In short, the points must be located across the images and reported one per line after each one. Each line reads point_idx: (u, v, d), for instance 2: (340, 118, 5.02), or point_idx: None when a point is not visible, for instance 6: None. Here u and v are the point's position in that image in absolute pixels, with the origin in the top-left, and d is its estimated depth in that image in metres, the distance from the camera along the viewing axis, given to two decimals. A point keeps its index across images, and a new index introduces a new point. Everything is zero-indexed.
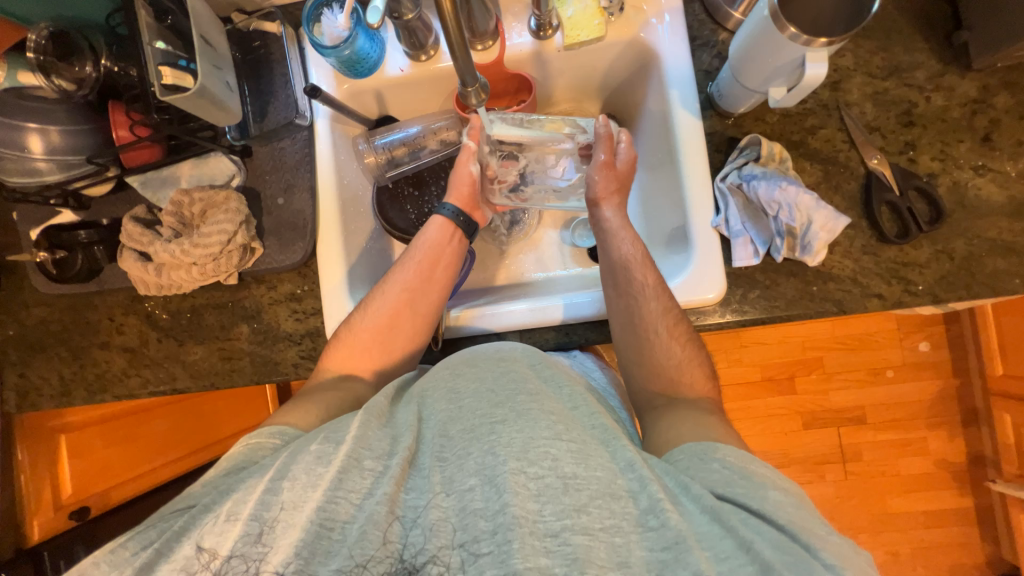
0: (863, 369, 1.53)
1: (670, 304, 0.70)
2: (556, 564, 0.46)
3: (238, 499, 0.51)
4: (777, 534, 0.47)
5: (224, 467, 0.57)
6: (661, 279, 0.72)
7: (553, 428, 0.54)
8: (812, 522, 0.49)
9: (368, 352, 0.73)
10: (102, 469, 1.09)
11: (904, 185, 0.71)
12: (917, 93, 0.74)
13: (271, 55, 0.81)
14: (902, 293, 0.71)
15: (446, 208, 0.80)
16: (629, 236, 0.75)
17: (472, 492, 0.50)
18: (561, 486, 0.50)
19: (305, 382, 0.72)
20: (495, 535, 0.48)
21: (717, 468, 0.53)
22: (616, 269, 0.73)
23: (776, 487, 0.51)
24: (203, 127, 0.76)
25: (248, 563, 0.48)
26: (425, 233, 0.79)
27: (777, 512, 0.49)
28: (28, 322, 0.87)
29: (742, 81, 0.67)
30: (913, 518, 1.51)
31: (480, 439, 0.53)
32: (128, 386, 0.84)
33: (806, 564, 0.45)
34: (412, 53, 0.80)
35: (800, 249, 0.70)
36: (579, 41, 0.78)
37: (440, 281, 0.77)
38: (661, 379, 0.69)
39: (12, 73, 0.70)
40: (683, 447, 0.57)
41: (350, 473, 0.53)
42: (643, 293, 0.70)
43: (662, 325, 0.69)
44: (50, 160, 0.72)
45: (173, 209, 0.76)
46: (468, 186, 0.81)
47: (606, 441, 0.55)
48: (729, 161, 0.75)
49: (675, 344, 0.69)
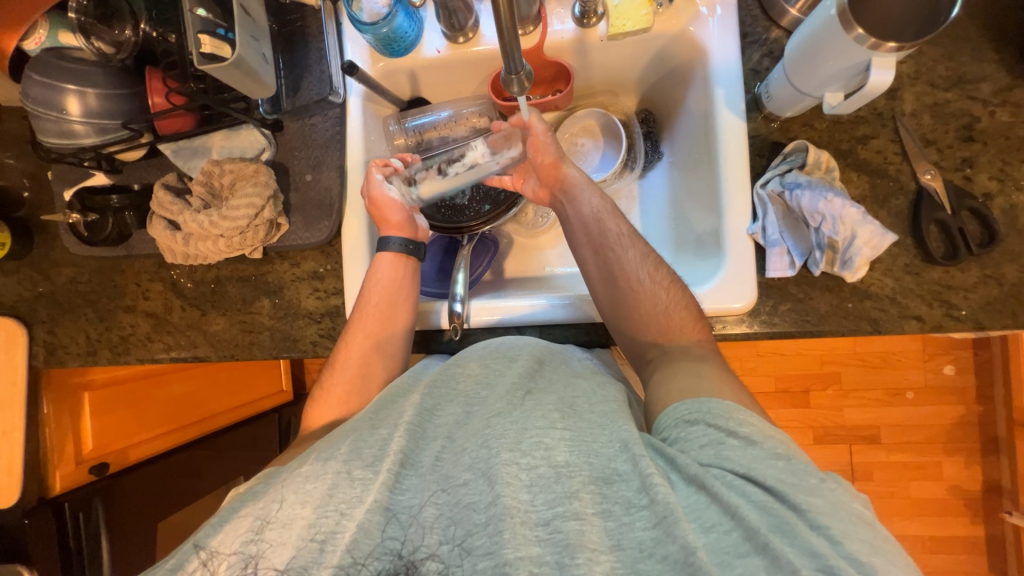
0: (882, 388, 1.49)
1: (647, 249, 0.73)
2: (547, 552, 0.48)
3: (245, 511, 0.54)
4: (763, 495, 0.49)
5: (240, 497, 0.57)
6: (633, 228, 0.74)
7: (548, 417, 0.57)
8: (804, 476, 0.50)
9: (345, 384, 0.73)
10: (119, 429, 1.12)
11: (957, 204, 0.67)
12: (980, 106, 0.69)
13: (307, 28, 0.80)
14: (943, 317, 0.68)
15: (389, 242, 0.76)
16: (597, 188, 0.77)
17: (467, 486, 0.52)
18: (552, 475, 0.52)
19: (333, 365, 0.74)
20: (488, 527, 0.49)
21: (701, 430, 0.55)
22: (588, 226, 0.74)
23: (767, 437, 0.54)
24: (236, 98, 0.76)
25: (246, 563, 0.50)
26: (376, 271, 0.76)
27: (764, 472, 0.50)
28: (58, 281, 0.89)
29: (795, 83, 0.63)
30: (919, 543, 1.49)
31: (476, 435, 0.55)
32: (151, 350, 0.86)
33: (794, 528, 0.46)
34: (451, 34, 0.78)
35: (840, 263, 0.67)
36: (624, 31, 0.75)
37: (399, 320, 0.75)
38: (650, 329, 0.69)
39: (54, 33, 0.71)
40: (669, 410, 0.59)
41: (341, 484, 0.53)
42: (619, 243, 0.72)
43: (642, 271, 0.71)
44: (85, 123, 0.71)
45: (204, 179, 0.76)
46: (394, 213, 0.77)
47: (605, 424, 0.57)
48: (771, 167, 0.72)
49: (660, 289, 0.70)
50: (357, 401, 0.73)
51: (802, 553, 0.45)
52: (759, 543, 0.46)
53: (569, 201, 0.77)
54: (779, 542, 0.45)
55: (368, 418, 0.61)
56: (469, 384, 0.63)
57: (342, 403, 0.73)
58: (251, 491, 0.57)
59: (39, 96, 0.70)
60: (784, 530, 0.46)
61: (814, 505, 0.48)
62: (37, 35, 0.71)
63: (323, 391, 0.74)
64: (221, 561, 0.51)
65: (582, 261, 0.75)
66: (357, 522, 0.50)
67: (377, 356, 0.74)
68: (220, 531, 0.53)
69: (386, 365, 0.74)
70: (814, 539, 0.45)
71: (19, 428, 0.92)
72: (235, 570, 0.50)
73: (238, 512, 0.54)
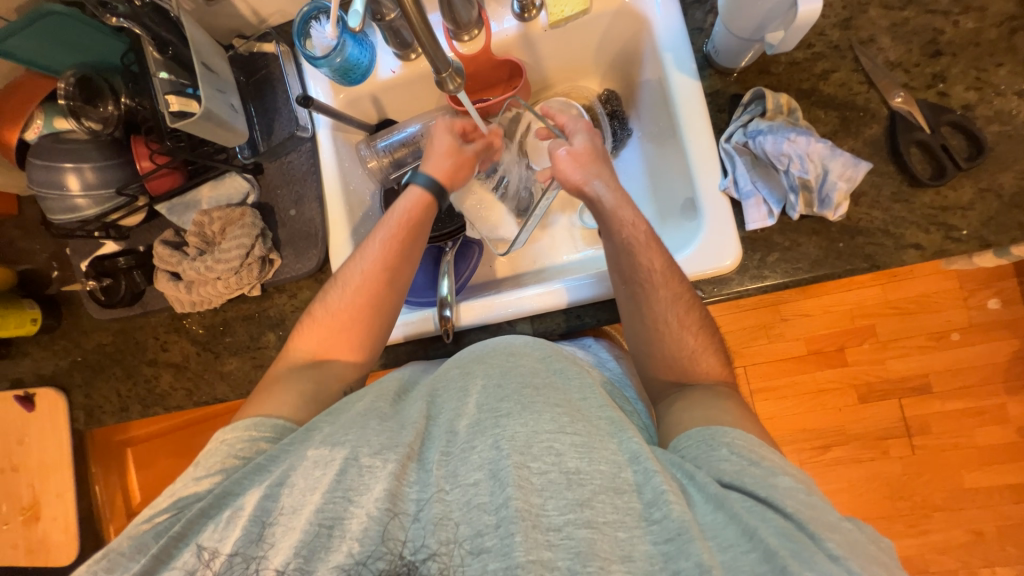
0: (923, 333, 1.40)
1: (681, 290, 0.66)
2: (559, 558, 0.46)
3: (247, 496, 0.52)
4: (785, 522, 0.46)
5: (244, 469, 0.54)
6: (669, 262, 0.67)
7: (558, 421, 0.53)
8: (824, 512, 0.47)
9: (343, 331, 0.70)
10: (164, 478, 1.23)
11: (934, 122, 0.65)
12: (942, 18, 0.67)
13: (272, 75, 0.85)
14: (944, 241, 0.64)
15: (420, 178, 0.76)
16: (630, 216, 0.70)
17: (477, 487, 0.50)
18: (563, 481, 0.50)
19: (330, 287, 0.73)
20: (500, 529, 0.47)
21: (726, 455, 0.52)
22: (619, 259, 0.69)
23: (787, 472, 0.50)
24: (216, 150, 0.82)
25: (248, 562, 0.48)
26: (402, 203, 0.75)
27: (785, 499, 0.47)
28: (88, 346, 0.95)
29: (734, 33, 0.64)
30: (996, 494, 1.37)
31: (485, 432, 0.53)
32: (176, 399, 0.91)
33: (812, 553, 0.43)
34: (402, 53, 0.82)
35: (818, 203, 0.65)
36: (564, 16, 0.77)
37: (411, 263, 0.74)
38: (675, 368, 0.66)
39: (49, 120, 0.78)
40: (691, 431, 0.56)
41: (349, 471, 0.52)
42: (650, 280, 0.67)
43: (673, 312, 0.66)
44: (85, 196, 0.78)
45: (197, 229, 0.81)
46: (449, 164, 0.78)
47: (614, 432, 0.54)
48: (734, 120, 0.72)
49: (687, 334, 0.66)
50: (351, 342, 0.70)
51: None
52: (778, 565, 0.43)
53: (603, 231, 0.72)
54: (799, 567, 0.42)
55: (374, 409, 0.59)
56: (478, 382, 0.59)
57: (338, 335, 0.70)
58: (255, 464, 0.55)
59: (42, 179, 0.76)
60: (802, 556, 0.43)
61: (835, 540, 0.45)
62: (34, 125, 0.78)
63: (323, 312, 0.71)
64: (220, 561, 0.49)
65: (614, 289, 0.71)
66: (367, 510, 0.49)
67: (388, 289, 0.72)
68: (209, 524, 0.52)
69: (390, 304, 0.72)
70: (834, 567, 0.42)
71: (71, 488, 1.00)
72: (237, 571, 0.48)
73: (240, 499, 0.52)
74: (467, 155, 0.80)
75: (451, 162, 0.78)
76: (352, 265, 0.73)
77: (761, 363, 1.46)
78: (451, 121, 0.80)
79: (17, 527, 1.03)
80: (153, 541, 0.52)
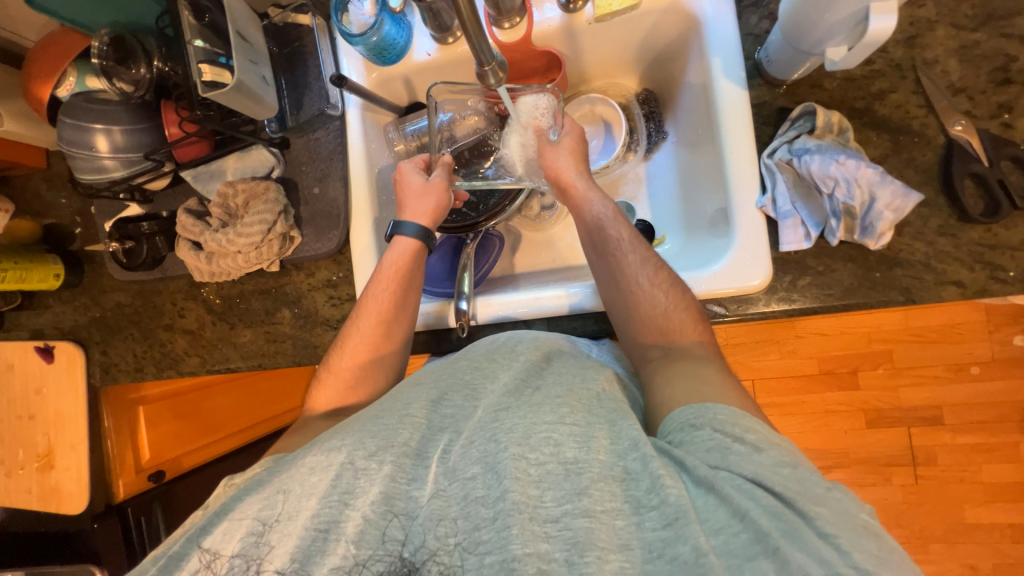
0: (942, 364, 1.36)
1: (649, 254, 0.69)
2: (557, 549, 0.45)
3: (244, 504, 0.53)
4: (773, 500, 0.44)
5: (242, 485, 0.56)
6: (637, 234, 0.71)
7: (558, 411, 0.52)
8: (810, 484, 0.46)
9: (351, 391, 0.71)
10: (169, 440, 1.23)
11: (994, 155, 0.62)
12: (1016, 44, 0.63)
13: (305, 47, 0.83)
14: (987, 280, 0.61)
15: (406, 227, 0.76)
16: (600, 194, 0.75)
17: (474, 481, 0.50)
18: (562, 472, 0.49)
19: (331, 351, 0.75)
20: (496, 522, 0.47)
21: (709, 435, 0.50)
22: (590, 233, 0.73)
23: (771, 446, 0.49)
24: (244, 121, 0.79)
25: (249, 564, 0.49)
26: (392, 255, 0.76)
27: (772, 478, 0.46)
28: (107, 305, 0.96)
29: (794, 44, 0.61)
30: (998, 531, 1.35)
31: (484, 428, 0.52)
32: (189, 365, 0.92)
33: (800, 533, 0.42)
34: (439, 35, 0.80)
35: (860, 230, 0.63)
36: (611, 10, 0.74)
37: (410, 306, 0.75)
38: (652, 331, 0.65)
39: (81, 78, 0.78)
40: (674, 414, 0.54)
41: (345, 475, 0.51)
42: (619, 248, 0.69)
43: (642, 273, 0.67)
44: (114, 158, 0.78)
45: (220, 201, 0.81)
46: (433, 204, 0.77)
47: (613, 419, 0.53)
48: (779, 135, 0.69)
49: (659, 291, 0.66)
50: (369, 382, 0.72)
51: (814, 560, 0.41)
52: (769, 545, 0.42)
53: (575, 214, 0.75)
54: (789, 547, 0.42)
55: (374, 409, 0.59)
56: (488, 386, 0.58)
57: (348, 391, 0.71)
58: (255, 477, 0.56)
59: (71, 137, 0.76)
60: (791, 535, 0.42)
61: (821, 515, 0.44)
62: (67, 82, 0.78)
63: (328, 372, 0.73)
64: (222, 562, 0.49)
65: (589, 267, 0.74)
66: (362, 513, 0.49)
67: (387, 341, 0.73)
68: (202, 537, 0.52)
69: (394, 354, 0.74)
70: (823, 547, 0.42)
71: (84, 439, 1.02)
72: (236, 571, 0.48)
73: (238, 508, 0.53)
74: (439, 183, 0.78)
75: (431, 201, 0.77)
76: (352, 325, 0.74)
77: (770, 380, 1.44)
78: (412, 161, 0.81)
79: (31, 473, 1.06)
80: (150, 565, 0.53)
